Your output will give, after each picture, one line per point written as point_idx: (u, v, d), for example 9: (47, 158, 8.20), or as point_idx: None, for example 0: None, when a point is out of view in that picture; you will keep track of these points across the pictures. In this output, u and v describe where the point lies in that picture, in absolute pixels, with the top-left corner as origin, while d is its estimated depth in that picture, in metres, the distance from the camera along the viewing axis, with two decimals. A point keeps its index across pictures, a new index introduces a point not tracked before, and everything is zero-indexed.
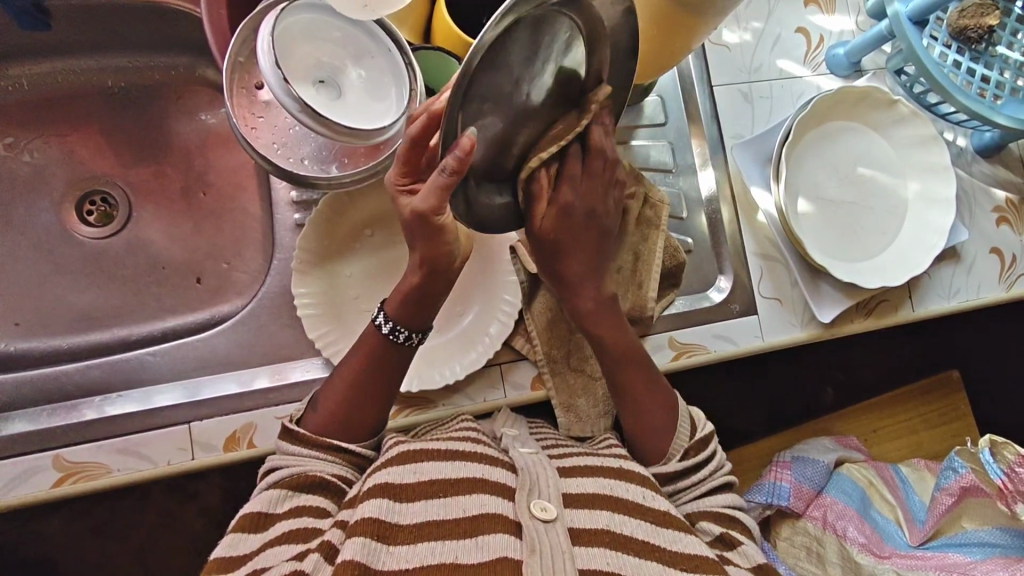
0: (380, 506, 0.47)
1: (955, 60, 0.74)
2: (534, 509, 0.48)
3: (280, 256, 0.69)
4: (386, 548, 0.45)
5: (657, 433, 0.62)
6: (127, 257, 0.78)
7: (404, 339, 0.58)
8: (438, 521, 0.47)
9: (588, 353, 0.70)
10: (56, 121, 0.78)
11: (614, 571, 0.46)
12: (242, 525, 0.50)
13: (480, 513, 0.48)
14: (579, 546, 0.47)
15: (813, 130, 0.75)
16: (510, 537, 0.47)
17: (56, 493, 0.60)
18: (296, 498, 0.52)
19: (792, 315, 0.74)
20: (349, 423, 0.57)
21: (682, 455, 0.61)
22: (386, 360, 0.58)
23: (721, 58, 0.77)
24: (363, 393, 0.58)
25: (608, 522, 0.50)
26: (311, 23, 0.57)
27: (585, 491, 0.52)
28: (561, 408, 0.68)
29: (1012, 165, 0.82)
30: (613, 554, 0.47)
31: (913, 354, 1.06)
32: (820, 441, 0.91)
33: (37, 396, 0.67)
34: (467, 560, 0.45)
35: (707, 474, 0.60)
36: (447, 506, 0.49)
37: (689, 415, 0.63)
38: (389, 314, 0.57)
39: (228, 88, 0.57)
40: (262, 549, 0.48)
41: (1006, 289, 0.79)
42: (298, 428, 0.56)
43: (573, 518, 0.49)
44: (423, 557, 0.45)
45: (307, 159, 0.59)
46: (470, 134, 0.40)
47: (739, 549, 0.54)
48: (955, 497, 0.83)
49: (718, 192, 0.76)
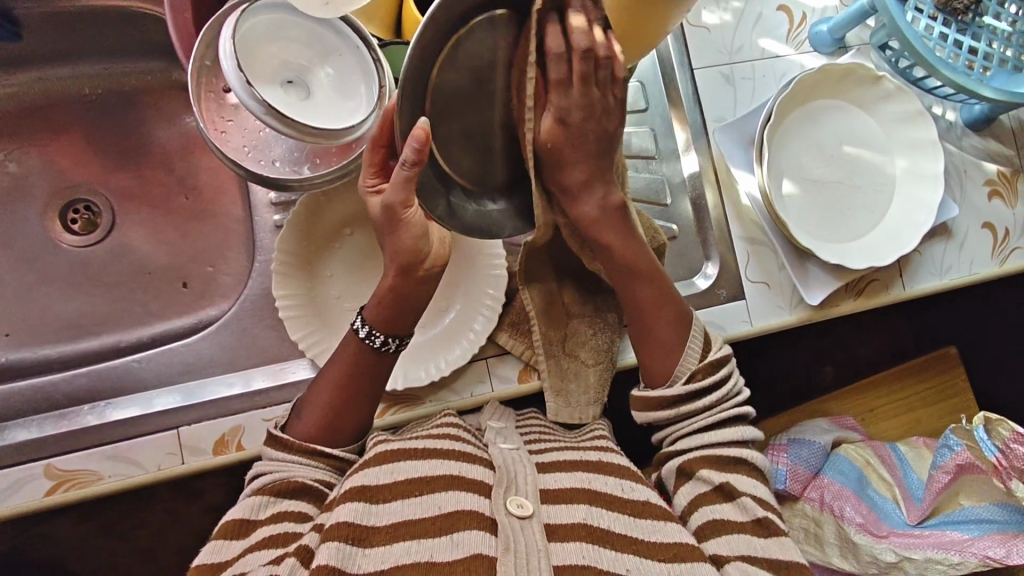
0: (355, 509, 0.47)
1: (941, 32, 0.72)
2: (510, 506, 0.48)
3: (262, 258, 0.69)
4: (360, 551, 0.45)
5: (669, 354, 0.60)
6: (113, 264, 0.78)
7: (382, 343, 0.57)
8: (413, 520, 0.47)
9: (585, 338, 0.68)
10: (36, 130, 0.78)
11: (592, 565, 0.46)
12: (224, 532, 0.50)
13: (456, 510, 0.48)
14: (555, 542, 0.47)
15: (797, 109, 0.74)
16: (485, 533, 0.47)
17: (47, 502, 0.61)
18: (277, 504, 0.52)
19: (781, 298, 0.73)
20: (337, 427, 0.57)
21: (689, 378, 0.59)
22: (367, 364, 0.58)
23: (701, 39, 0.75)
24: (348, 396, 0.57)
25: (585, 515, 0.50)
26: (273, 22, 0.56)
27: (563, 486, 0.52)
28: (553, 392, 0.66)
29: (1004, 137, 0.80)
30: (590, 548, 0.47)
31: (910, 331, 1.05)
32: (816, 422, 0.91)
33: (27, 407, 0.68)
34: (442, 559, 0.45)
35: (713, 406, 0.58)
36: (423, 504, 0.49)
37: (702, 331, 0.62)
38: (367, 319, 0.57)
39: (195, 93, 0.56)
40: (243, 555, 0.48)
41: (999, 263, 0.78)
42: (285, 435, 0.56)
43: (550, 513, 0.49)
44: (398, 557, 0.45)
45: (278, 161, 0.58)
46: (422, 124, 0.43)
47: (739, 501, 0.54)
48: (952, 475, 0.82)
49: (701, 176, 0.75)
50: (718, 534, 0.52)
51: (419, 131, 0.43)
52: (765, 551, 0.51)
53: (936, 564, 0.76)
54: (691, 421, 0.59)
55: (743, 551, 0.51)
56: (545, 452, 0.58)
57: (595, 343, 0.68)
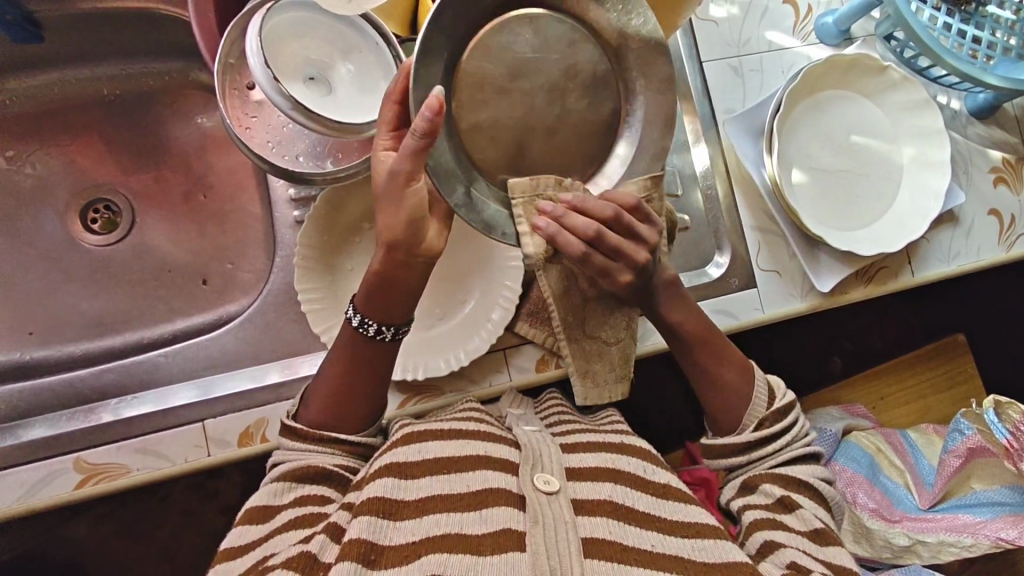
0: (387, 484, 0.48)
1: (945, 23, 0.74)
2: (537, 483, 0.49)
3: (282, 253, 0.71)
4: (392, 524, 0.46)
5: (737, 410, 0.62)
6: (134, 263, 0.79)
7: (375, 331, 0.57)
8: (444, 495, 0.49)
9: (607, 318, 0.65)
10: (56, 131, 0.79)
11: (617, 540, 0.47)
12: (248, 517, 0.52)
13: (485, 488, 0.49)
14: (582, 516, 0.48)
15: (805, 99, 0.75)
16: (512, 509, 0.48)
17: (77, 494, 0.62)
18: (298, 489, 0.53)
19: (792, 286, 0.75)
20: (346, 412, 0.58)
21: (755, 428, 0.61)
22: (364, 354, 0.58)
23: (710, 33, 0.77)
24: (352, 381, 0.58)
25: (610, 493, 0.51)
26: (295, 20, 0.57)
27: (588, 465, 0.54)
28: (578, 375, 0.65)
29: (1009, 125, 0.81)
30: (616, 525, 0.48)
31: (917, 320, 1.06)
32: (828, 411, 0.93)
33: (54, 402, 0.69)
34: (473, 531, 0.46)
35: (783, 446, 0.60)
36: (452, 481, 0.50)
37: (766, 382, 0.63)
38: (358, 308, 0.56)
39: (220, 90, 0.57)
40: (271, 537, 0.49)
41: (1006, 249, 0.79)
42: (297, 424, 0.57)
43: (578, 490, 0.51)
44: (429, 529, 0.46)
45: (301, 156, 0.59)
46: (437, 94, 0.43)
47: (797, 513, 0.55)
48: (963, 458, 0.83)
49: (712, 168, 0.77)
50: (772, 530, 0.54)
51: (433, 100, 0.43)
52: (822, 554, 0.52)
53: (950, 547, 0.77)
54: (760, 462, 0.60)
55: (798, 547, 0.52)
56: (567, 435, 0.59)
57: (615, 323, 0.65)
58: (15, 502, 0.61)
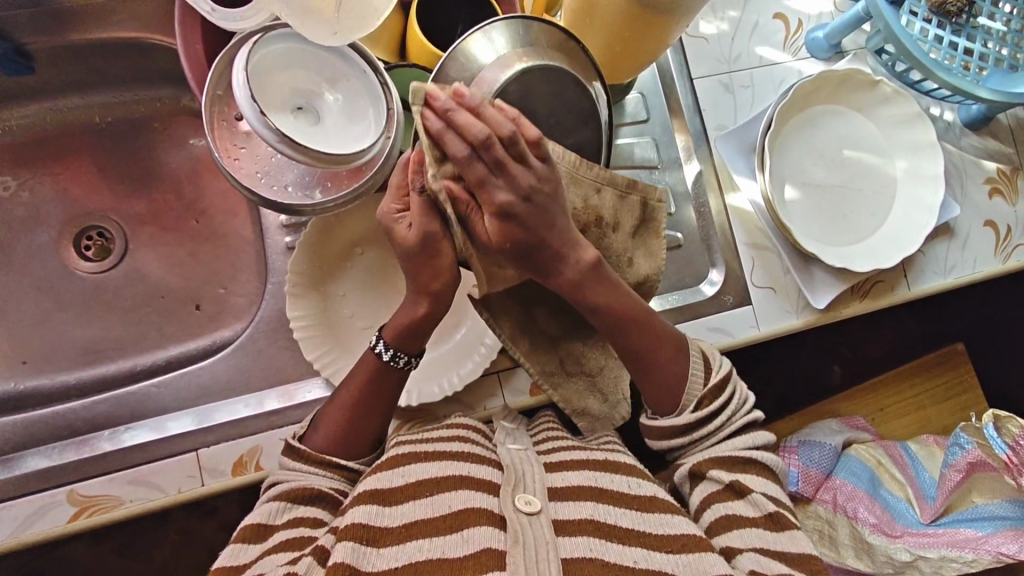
0: (368, 511, 0.48)
1: (936, 35, 0.74)
2: (518, 503, 0.49)
3: (274, 280, 0.70)
4: (375, 551, 0.46)
5: (674, 392, 0.60)
6: (126, 289, 0.79)
7: (404, 363, 0.58)
8: (424, 520, 0.48)
9: (579, 352, 0.64)
10: (49, 160, 0.80)
11: (598, 557, 0.46)
12: (243, 536, 0.50)
13: (465, 508, 0.49)
14: (563, 536, 0.47)
15: (797, 115, 0.75)
16: (494, 529, 0.47)
17: (70, 528, 0.62)
18: (294, 510, 0.52)
19: (787, 303, 0.74)
20: (350, 440, 0.57)
21: (696, 406, 0.59)
22: (384, 380, 0.58)
23: (700, 50, 0.76)
24: (365, 407, 0.58)
25: (592, 511, 0.50)
26: (283, 51, 0.57)
27: (573, 484, 0.53)
28: (576, 415, 0.65)
29: (1002, 136, 0.81)
30: (596, 541, 0.47)
31: (917, 329, 1.06)
32: (827, 424, 0.91)
33: (47, 434, 0.69)
34: (452, 555, 0.45)
35: (723, 423, 0.59)
36: (434, 504, 0.49)
37: (701, 355, 0.61)
38: (388, 343, 0.57)
39: (208, 123, 0.57)
40: (259, 557, 0.48)
41: (1002, 261, 0.78)
42: (302, 446, 0.56)
43: (559, 510, 0.50)
44: (411, 555, 0.45)
45: (290, 185, 0.59)
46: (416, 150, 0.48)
47: (752, 498, 0.54)
48: (964, 473, 0.83)
49: (704, 184, 0.76)
50: (727, 530, 0.54)
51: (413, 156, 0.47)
52: (778, 544, 0.52)
53: (953, 562, 0.77)
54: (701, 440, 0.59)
55: (752, 544, 0.52)
56: (553, 452, 0.59)
57: (591, 354, 0.65)
58: (7, 537, 0.61)
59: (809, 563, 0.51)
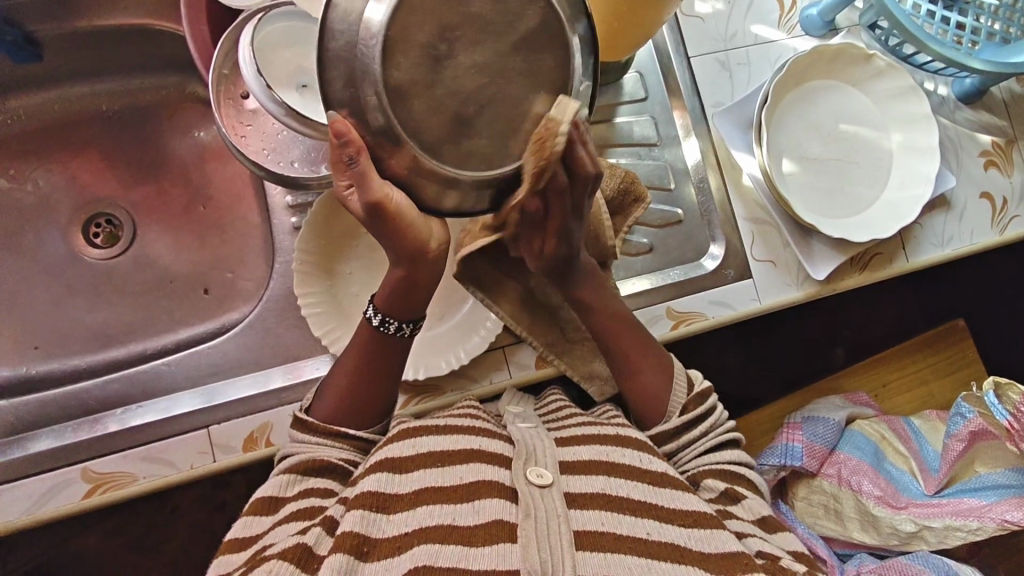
0: (379, 479, 0.49)
1: (928, 10, 0.76)
2: (530, 475, 0.49)
3: (281, 259, 0.72)
4: (386, 518, 0.47)
5: (660, 396, 0.62)
6: (135, 275, 0.80)
7: (396, 329, 0.58)
8: (436, 487, 0.49)
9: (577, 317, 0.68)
10: (58, 149, 0.81)
11: (610, 530, 0.46)
12: (253, 509, 0.52)
13: (477, 479, 0.49)
14: (575, 509, 0.47)
15: (792, 90, 0.76)
16: (504, 501, 0.48)
17: (85, 504, 0.62)
18: (304, 481, 0.53)
19: (788, 276, 0.75)
20: (356, 407, 0.58)
21: (682, 410, 0.61)
22: (381, 348, 0.59)
23: (696, 29, 0.78)
24: (370, 373, 0.58)
25: (603, 485, 0.50)
26: (286, 29, 0.59)
27: (581, 459, 0.53)
28: (584, 379, 0.69)
29: (996, 109, 0.82)
30: (608, 516, 0.48)
31: (917, 307, 1.06)
32: (831, 399, 0.92)
33: (60, 415, 0.70)
34: (462, 522, 0.46)
35: (707, 432, 0.60)
36: (444, 473, 0.50)
37: (684, 372, 0.63)
38: (379, 308, 0.57)
39: (215, 101, 0.58)
40: (272, 527, 0.49)
41: (999, 232, 0.79)
42: (308, 418, 0.57)
43: (571, 483, 0.50)
44: (422, 520, 0.46)
45: (297, 161, 0.60)
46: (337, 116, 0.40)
47: (744, 504, 0.55)
48: (965, 442, 0.84)
49: (702, 160, 0.77)
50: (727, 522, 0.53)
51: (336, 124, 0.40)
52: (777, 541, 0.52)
53: (957, 530, 0.78)
54: (690, 450, 0.60)
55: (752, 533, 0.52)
56: (563, 428, 0.59)
57: None
58: (23, 513, 0.62)
59: (807, 560, 0.51)
